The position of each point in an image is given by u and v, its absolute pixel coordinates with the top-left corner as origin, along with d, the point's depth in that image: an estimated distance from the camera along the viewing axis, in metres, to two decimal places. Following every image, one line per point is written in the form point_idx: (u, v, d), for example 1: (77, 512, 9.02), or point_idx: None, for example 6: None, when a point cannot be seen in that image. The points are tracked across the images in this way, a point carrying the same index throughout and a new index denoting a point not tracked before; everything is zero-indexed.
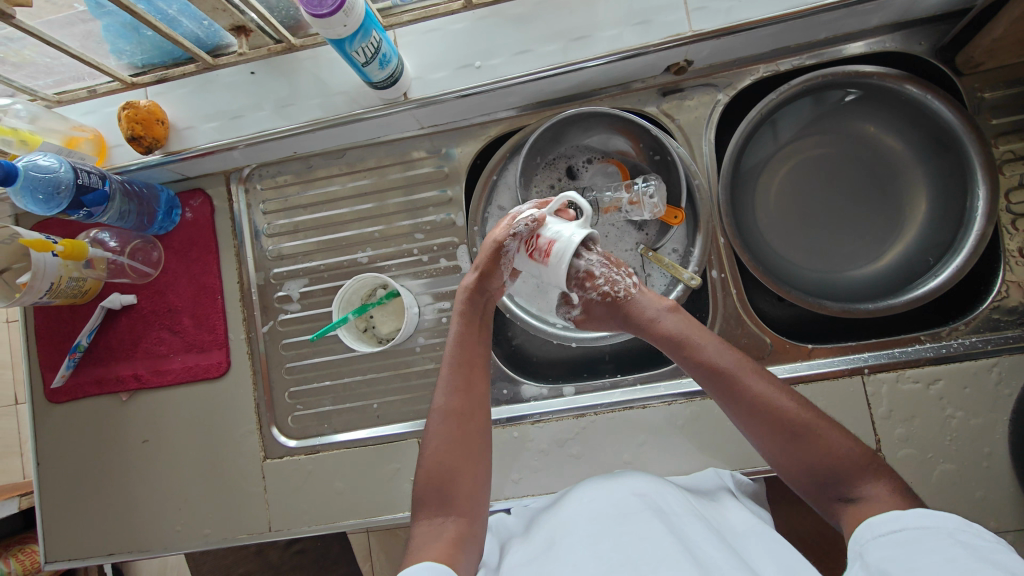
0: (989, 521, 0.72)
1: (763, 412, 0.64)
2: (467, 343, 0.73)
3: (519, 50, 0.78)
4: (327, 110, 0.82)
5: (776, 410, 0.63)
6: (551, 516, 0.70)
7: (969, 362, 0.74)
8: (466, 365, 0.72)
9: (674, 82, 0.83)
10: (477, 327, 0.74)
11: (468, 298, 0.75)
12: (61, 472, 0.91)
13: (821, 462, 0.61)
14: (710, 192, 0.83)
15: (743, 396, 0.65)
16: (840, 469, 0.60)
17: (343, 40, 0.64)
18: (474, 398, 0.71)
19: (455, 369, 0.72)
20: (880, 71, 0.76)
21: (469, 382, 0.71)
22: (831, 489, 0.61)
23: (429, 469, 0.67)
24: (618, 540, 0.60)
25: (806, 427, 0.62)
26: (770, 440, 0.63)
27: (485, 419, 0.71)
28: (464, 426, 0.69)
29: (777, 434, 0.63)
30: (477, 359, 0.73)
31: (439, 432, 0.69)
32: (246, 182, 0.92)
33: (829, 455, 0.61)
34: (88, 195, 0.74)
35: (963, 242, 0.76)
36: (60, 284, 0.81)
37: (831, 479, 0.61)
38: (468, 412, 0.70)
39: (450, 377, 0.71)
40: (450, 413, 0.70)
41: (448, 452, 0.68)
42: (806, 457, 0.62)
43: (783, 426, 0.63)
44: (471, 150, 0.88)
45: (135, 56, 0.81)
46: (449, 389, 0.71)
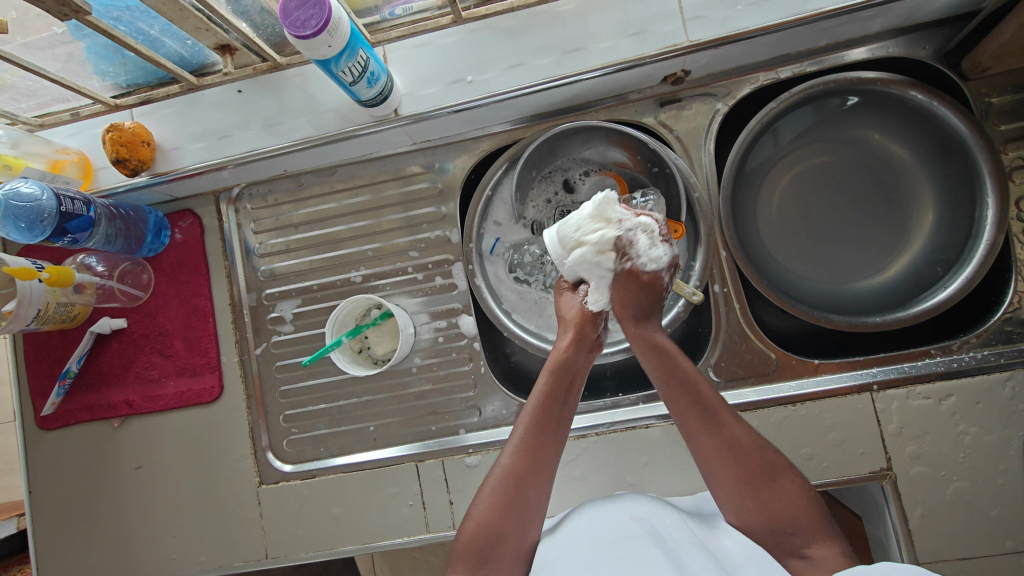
0: (1005, 541, 0.70)
1: (739, 456, 0.65)
2: (548, 402, 0.68)
3: (512, 63, 0.76)
4: (318, 127, 0.80)
5: (752, 453, 0.65)
6: (547, 542, 0.68)
7: (982, 376, 0.72)
8: (541, 431, 0.67)
9: (672, 92, 0.81)
10: (562, 393, 0.69)
11: (559, 362, 0.69)
12: (53, 501, 0.89)
13: (783, 513, 0.63)
14: (711, 204, 0.81)
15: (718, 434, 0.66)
16: (801, 523, 0.62)
17: (329, 60, 0.62)
18: (539, 464, 0.67)
19: (528, 429, 0.67)
20: (883, 78, 0.74)
21: (539, 448, 0.67)
22: (788, 539, 0.62)
23: (474, 528, 0.65)
24: (613, 564, 0.59)
25: (779, 475, 0.64)
26: (739, 482, 0.64)
27: (544, 487, 0.67)
28: (524, 493, 0.66)
29: (744, 476, 0.64)
30: (554, 425, 0.68)
31: (498, 488, 0.66)
32: (235, 202, 0.90)
33: (794, 508, 0.63)
34: (72, 221, 0.72)
35: (972, 252, 0.74)
36: (47, 311, 0.79)
37: (790, 529, 0.62)
38: (529, 478, 0.66)
39: (524, 436, 0.67)
40: (511, 474, 0.66)
41: (498, 514, 0.65)
42: (769, 507, 0.63)
43: (753, 471, 0.64)
44: (466, 164, 0.86)
45: (119, 78, 0.79)
46: (517, 446, 0.67)
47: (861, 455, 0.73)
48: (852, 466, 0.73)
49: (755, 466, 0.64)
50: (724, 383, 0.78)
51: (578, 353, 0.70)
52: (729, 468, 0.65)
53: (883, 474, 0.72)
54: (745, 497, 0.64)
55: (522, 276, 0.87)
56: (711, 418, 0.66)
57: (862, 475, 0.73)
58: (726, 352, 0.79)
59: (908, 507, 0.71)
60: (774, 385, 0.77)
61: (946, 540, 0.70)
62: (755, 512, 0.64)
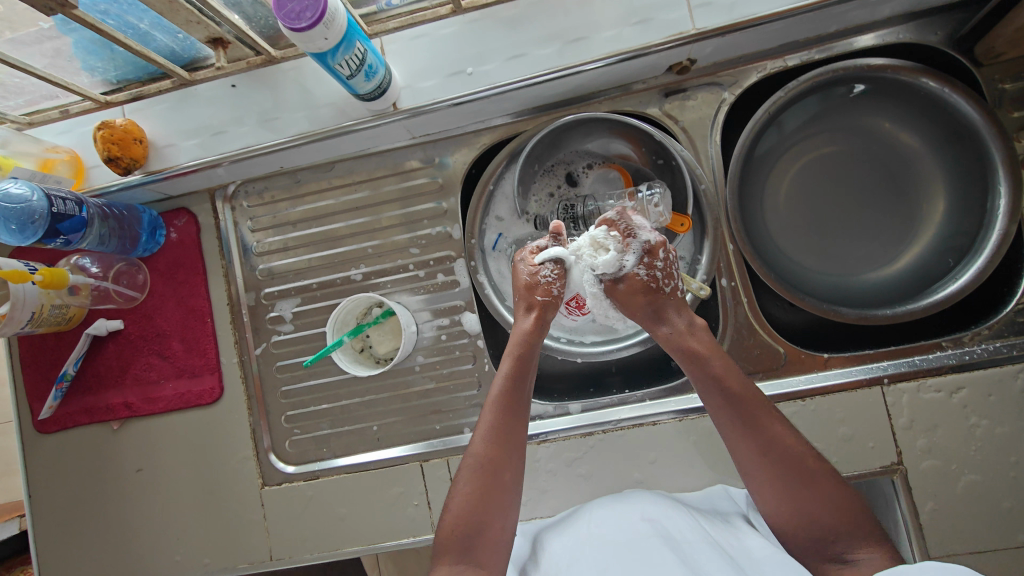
0: (1016, 534, 0.69)
1: (774, 459, 0.63)
2: (509, 386, 0.68)
3: (512, 54, 0.74)
4: (315, 122, 0.78)
5: (780, 442, 0.63)
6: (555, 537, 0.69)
7: (993, 368, 0.71)
8: (508, 412, 0.67)
9: (677, 82, 0.79)
10: (529, 373, 0.69)
11: (521, 343, 0.70)
12: (53, 505, 0.88)
13: (822, 519, 0.61)
14: (716, 196, 0.80)
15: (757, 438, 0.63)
16: (842, 528, 0.60)
17: (325, 53, 0.60)
18: (510, 449, 0.66)
19: (496, 416, 0.67)
20: (893, 65, 0.73)
21: (508, 432, 0.67)
22: (828, 546, 0.61)
23: (453, 519, 0.64)
24: (628, 568, 0.60)
25: (814, 481, 0.62)
26: (784, 488, 0.62)
27: (518, 469, 0.67)
28: (495, 480, 0.65)
29: (784, 475, 0.62)
30: (517, 404, 0.68)
31: (471, 480, 0.65)
32: (232, 200, 0.88)
33: (838, 509, 0.61)
34: (64, 222, 0.70)
35: (984, 242, 0.73)
36: (42, 313, 0.78)
37: (831, 536, 0.60)
38: (502, 462, 0.65)
39: (487, 424, 0.67)
40: (484, 462, 0.65)
41: (477, 502, 0.64)
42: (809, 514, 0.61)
43: (794, 472, 0.62)
44: (466, 158, 0.84)
45: (109, 73, 0.77)
46: (486, 434, 0.66)
47: (871, 449, 0.72)
48: (862, 461, 0.72)
49: (784, 456, 0.63)
50: None
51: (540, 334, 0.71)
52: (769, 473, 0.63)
53: (894, 469, 0.72)
54: (786, 499, 0.62)
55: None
56: (747, 423, 0.64)
57: (873, 470, 0.72)
58: (734, 347, 0.78)
59: (919, 501, 0.71)
60: (782, 380, 0.76)
61: (957, 534, 0.70)
62: (793, 519, 0.62)
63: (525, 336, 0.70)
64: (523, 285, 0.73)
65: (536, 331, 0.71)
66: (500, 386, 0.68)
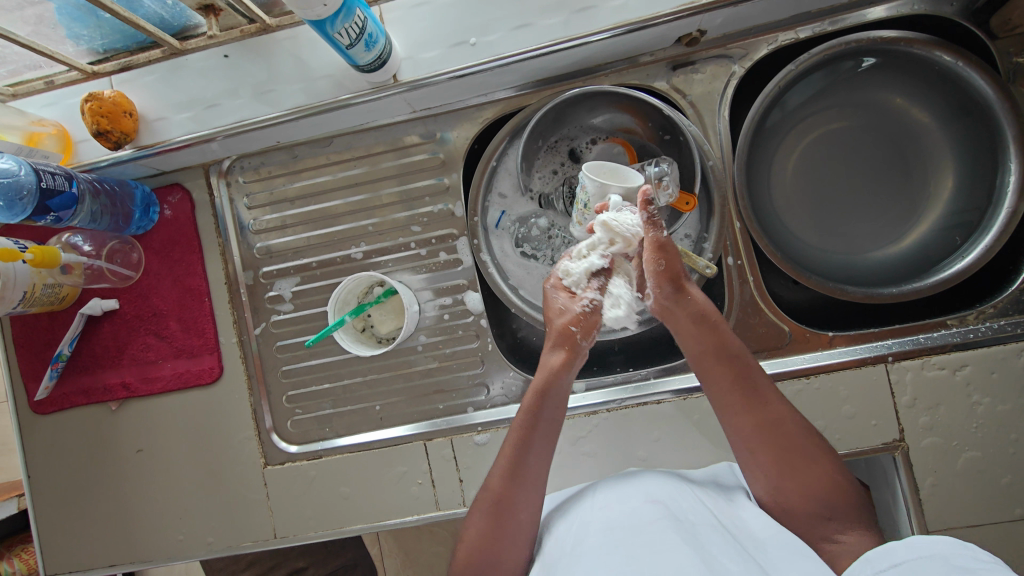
0: (1013, 509, 0.70)
1: (774, 431, 0.64)
2: (529, 428, 0.67)
3: (517, 24, 0.72)
4: (311, 95, 0.75)
5: (791, 435, 0.64)
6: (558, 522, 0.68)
7: (997, 346, 0.71)
8: (527, 455, 0.66)
9: (685, 54, 0.77)
10: (551, 415, 0.68)
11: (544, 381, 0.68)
12: (53, 486, 0.87)
13: (817, 492, 0.62)
14: (724, 172, 0.78)
15: (757, 411, 0.65)
16: (837, 505, 0.62)
17: (324, 20, 0.58)
18: (530, 491, 0.66)
19: (513, 453, 0.66)
20: (906, 37, 0.71)
21: (527, 473, 0.66)
22: (822, 522, 0.62)
23: (467, 550, 0.65)
24: (631, 551, 0.57)
25: (813, 457, 0.64)
26: (779, 457, 0.64)
27: (534, 508, 0.66)
28: (509, 517, 0.65)
29: (783, 452, 0.64)
30: (537, 448, 0.67)
31: (482, 515, 0.65)
32: (226, 175, 0.85)
33: (829, 489, 0.62)
34: (54, 198, 0.68)
35: (993, 220, 0.73)
36: (34, 293, 0.76)
37: (827, 514, 0.62)
38: (518, 501, 0.65)
39: (505, 463, 0.67)
40: (501, 501, 0.65)
41: (490, 539, 0.64)
42: (805, 487, 0.63)
43: (792, 450, 0.64)
44: (468, 133, 0.82)
45: (95, 42, 0.73)
46: (501, 472, 0.66)
47: (874, 427, 0.72)
48: (863, 438, 0.73)
49: (793, 450, 0.64)
50: None
51: (565, 372, 0.69)
52: (769, 446, 0.64)
53: (895, 445, 0.72)
54: (773, 468, 0.64)
55: (529, 251, 0.84)
56: (752, 392, 0.66)
57: (874, 447, 0.72)
58: (739, 326, 0.77)
59: (919, 477, 0.71)
60: (787, 358, 0.76)
61: (956, 509, 0.71)
62: (789, 492, 0.64)
63: (551, 373, 0.68)
64: (565, 319, 0.69)
65: (566, 369, 0.68)
66: (520, 423, 0.68)
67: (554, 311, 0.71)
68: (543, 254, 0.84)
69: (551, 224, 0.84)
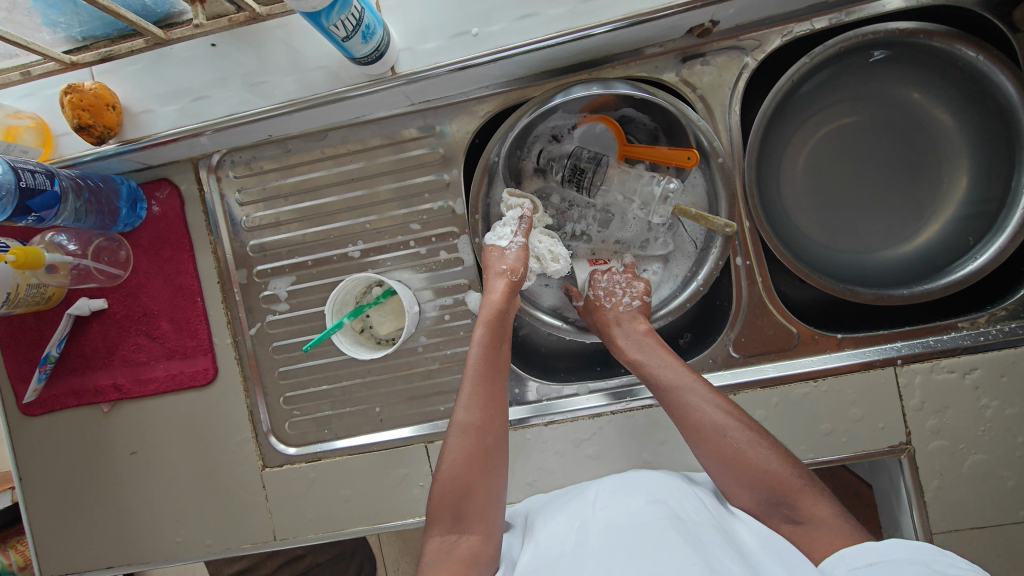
0: (1017, 511, 0.70)
1: (706, 436, 0.64)
2: (485, 353, 0.67)
3: (520, 14, 0.68)
4: (305, 87, 0.72)
5: (719, 434, 0.63)
6: (550, 523, 0.65)
7: (1007, 349, 0.70)
8: (486, 383, 0.66)
9: (695, 46, 0.73)
10: (502, 342, 0.69)
11: (493, 314, 0.69)
12: (46, 488, 0.85)
13: (761, 481, 0.60)
14: (734, 169, 0.76)
15: (688, 422, 0.65)
16: (787, 490, 0.59)
17: (319, 12, 0.54)
18: (497, 417, 0.66)
19: (477, 384, 0.66)
20: (926, 29, 0.68)
21: (491, 399, 0.66)
22: (776, 510, 0.59)
23: (444, 481, 0.62)
24: (631, 551, 0.54)
25: (747, 450, 0.62)
26: (716, 455, 0.63)
27: (503, 436, 0.66)
28: (483, 448, 0.63)
29: (721, 453, 0.63)
30: (495, 371, 0.67)
31: (459, 447, 0.63)
32: (216, 170, 0.82)
33: (772, 476, 0.60)
34: (35, 198, 0.65)
35: (1007, 220, 0.71)
36: (18, 294, 0.73)
37: (776, 499, 0.59)
38: (490, 429, 0.65)
39: (467, 392, 0.65)
40: (469, 429, 0.64)
41: (467, 469, 0.62)
42: (748, 478, 0.61)
43: (726, 449, 0.62)
44: (468, 127, 0.79)
45: (73, 29, 0.69)
46: (469, 404, 0.65)
47: (881, 430, 0.72)
48: (870, 441, 0.72)
49: (726, 448, 0.62)
50: (743, 359, 0.76)
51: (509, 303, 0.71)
52: (706, 448, 0.64)
53: (902, 449, 0.72)
54: (718, 467, 0.63)
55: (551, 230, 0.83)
56: (677, 404, 0.67)
57: (880, 450, 0.72)
58: (747, 328, 0.76)
59: (925, 479, 0.71)
60: (794, 360, 0.75)
61: (960, 512, 0.71)
62: (736, 487, 0.62)
63: (496, 306, 0.69)
64: (498, 259, 0.73)
65: (508, 302, 0.70)
66: (479, 357, 0.67)
67: (490, 258, 0.74)
68: (565, 231, 0.83)
69: (567, 200, 0.82)
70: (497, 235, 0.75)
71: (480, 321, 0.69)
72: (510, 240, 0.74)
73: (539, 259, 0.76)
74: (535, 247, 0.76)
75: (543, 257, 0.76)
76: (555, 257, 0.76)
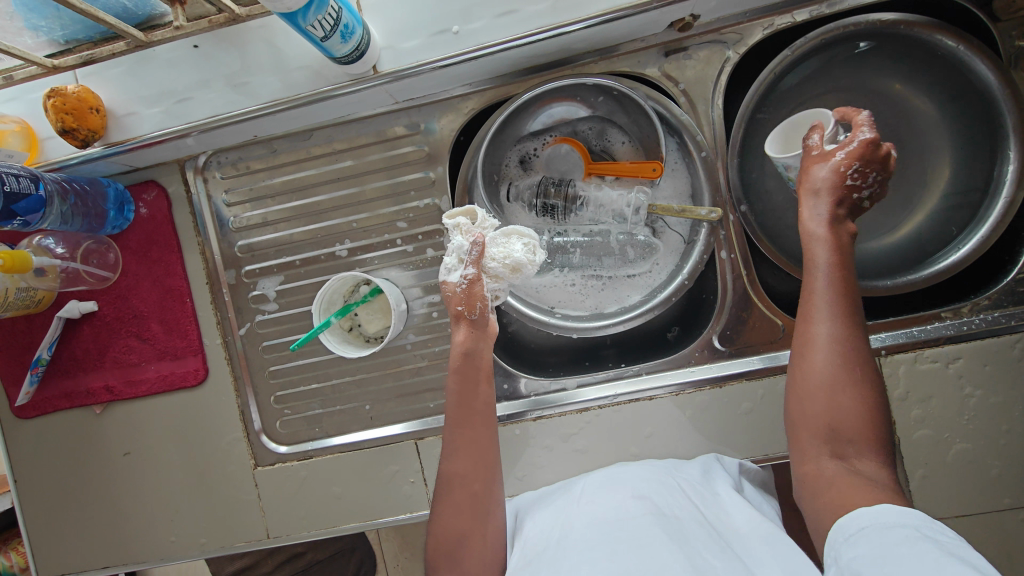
0: (1002, 498, 0.71)
1: (840, 349, 0.58)
2: (462, 400, 0.63)
3: (501, 11, 0.68)
4: (289, 87, 0.72)
5: (849, 355, 0.58)
6: (536, 521, 0.65)
7: (991, 338, 0.71)
8: (464, 431, 0.62)
9: (677, 40, 0.73)
10: (477, 384, 0.63)
11: (461, 358, 0.63)
12: (41, 490, 0.86)
13: (847, 414, 0.56)
14: (719, 163, 0.76)
15: (830, 324, 0.58)
16: (862, 431, 0.55)
17: (295, 13, 0.55)
18: (483, 462, 0.62)
19: (454, 431, 0.63)
20: (907, 19, 0.69)
21: (470, 444, 0.62)
22: (840, 441, 0.56)
23: (438, 531, 0.61)
24: (614, 547, 0.55)
25: (860, 383, 0.57)
26: (833, 369, 0.57)
27: (495, 478, 0.63)
28: (469, 494, 0.61)
29: (840, 371, 0.57)
30: (476, 415, 0.63)
31: (446, 496, 0.61)
32: (203, 171, 0.82)
33: (863, 417, 0.56)
34: (20, 202, 0.65)
35: (989, 211, 0.73)
36: (7, 297, 0.74)
37: (849, 434, 0.55)
38: (475, 475, 0.61)
39: (450, 441, 0.63)
40: (453, 479, 0.62)
41: (458, 516, 0.60)
42: (843, 404, 0.56)
43: (843, 368, 0.57)
44: (452, 125, 0.79)
45: (55, 33, 0.69)
46: (451, 453, 0.62)
47: None
48: None
49: (845, 369, 0.57)
50: (729, 352, 0.78)
51: (479, 340, 0.64)
52: (827, 355, 0.58)
53: None
54: (825, 379, 0.57)
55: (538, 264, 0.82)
56: (836, 306, 0.59)
57: None
58: (732, 320, 0.77)
59: (910, 468, 0.72)
60: (778, 352, 0.76)
61: (944, 501, 0.71)
62: (818, 403, 0.57)
63: (462, 350, 0.63)
64: (452, 299, 0.64)
65: (476, 340, 0.64)
66: (453, 404, 0.63)
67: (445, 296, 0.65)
68: (557, 267, 0.82)
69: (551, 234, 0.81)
70: (446, 270, 0.65)
71: (452, 370, 0.63)
72: (459, 274, 0.63)
73: (500, 276, 0.65)
74: (489, 267, 0.64)
75: (504, 274, 0.64)
76: (518, 265, 0.64)
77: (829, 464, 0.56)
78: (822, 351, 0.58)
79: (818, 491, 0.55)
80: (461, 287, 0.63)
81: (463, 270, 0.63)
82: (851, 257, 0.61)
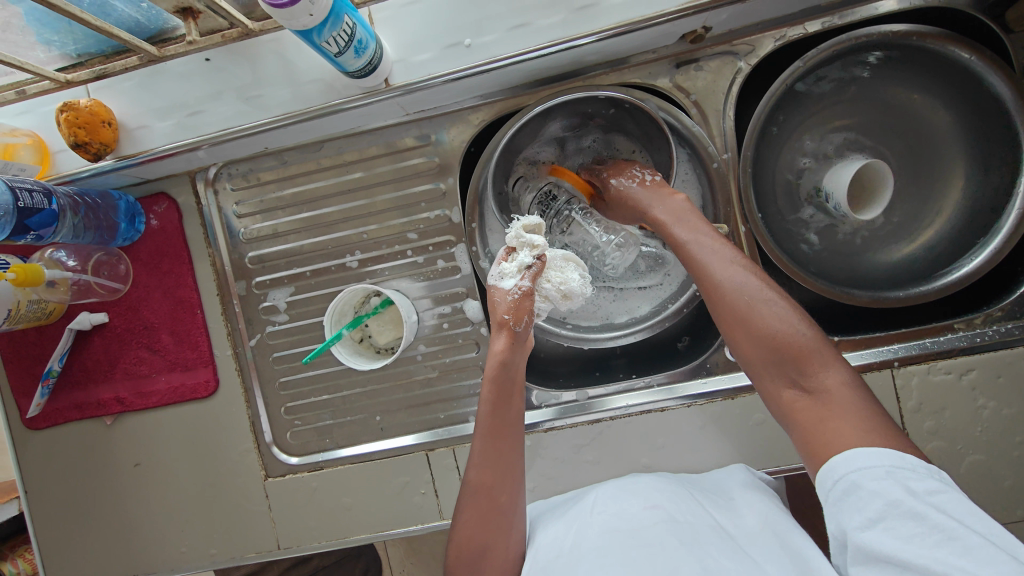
0: (1016, 511, 0.71)
1: (721, 297, 0.63)
2: (493, 411, 0.63)
3: (513, 24, 0.68)
4: (300, 100, 0.72)
5: (734, 295, 0.62)
6: (550, 530, 0.65)
7: (1005, 350, 0.71)
8: (496, 442, 0.62)
9: (689, 51, 0.73)
10: (511, 395, 0.64)
11: (495, 370, 0.64)
12: (51, 499, 0.86)
13: (768, 339, 0.59)
14: (728, 173, 0.77)
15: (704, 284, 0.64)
16: (791, 351, 0.58)
17: (311, 30, 0.55)
18: (508, 473, 0.62)
19: (484, 443, 0.63)
20: (920, 31, 0.69)
21: (501, 456, 0.62)
22: (784, 369, 0.58)
23: (460, 541, 0.61)
24: (631, 559, 0.54)
25: (757, 311, 0.60)
26: (730, 316, 0.62)
27: (517, 491, 0.63)
28: (493, 506, 0.61)
29: (736, 315, 0.61)
30: (504, 426, 0.63)
31: (469, 507, 0.61)
32: (214, 183, 0.82)
33: (782, 335, 0.58)
34: (33, 216, 0.65)
35: (1001, 223, 0.73)
36: (19, 309, 0.74)
37: (784, 358, 0.58)
38: (501, 486, 0.62)
39: (477, 452, 0.63)
40: (479, 488, 0.62)
41: (480, 527, 0.61)
42: (758, 337, 0.60)
43: (737, 307, 0.61)
44: (462, 136, 0.79)
45: (67, 47, 0.69)
46: (479, 464, 0.62)
47: None
48: None
49: (739, 309, 0.61)
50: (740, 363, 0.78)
51: (516, 352, 0.65)
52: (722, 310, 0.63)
53: None
54: (733, 329, 0.62)
55: None
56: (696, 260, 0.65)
57: None
58: None
59: None
60: None
61: None
62: (743, 346, 0.61)
63: (501, 360, 0.64)
64: (502, 307, 0.65)
65: (513, 352, 0.65)
66: (486, 415, 0.63)
67: (495, 301, 0.66)
68: None
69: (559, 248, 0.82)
70: (501, 275, 0.65)
71: (486, 379, 0.64)
72: (515, 282, 0.65)
73: (548, 299, 0.67)
74: (544, 287, 0.67)
75: (555, 298, 0.67)
76: (569, 294, 0.67)
77: (796, 396, 0.58)
78: (719, 303, 0.63)
79: (797, 423, 0.57)
80: (512, 293, 0.64)
81: (522, 276, 0.65)
82: (693, 218, 0.69)
